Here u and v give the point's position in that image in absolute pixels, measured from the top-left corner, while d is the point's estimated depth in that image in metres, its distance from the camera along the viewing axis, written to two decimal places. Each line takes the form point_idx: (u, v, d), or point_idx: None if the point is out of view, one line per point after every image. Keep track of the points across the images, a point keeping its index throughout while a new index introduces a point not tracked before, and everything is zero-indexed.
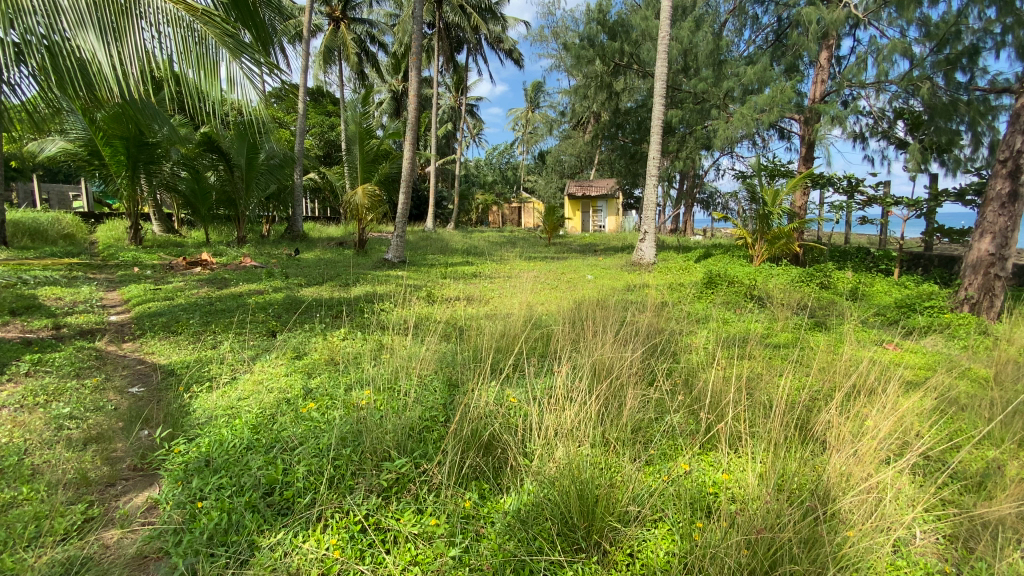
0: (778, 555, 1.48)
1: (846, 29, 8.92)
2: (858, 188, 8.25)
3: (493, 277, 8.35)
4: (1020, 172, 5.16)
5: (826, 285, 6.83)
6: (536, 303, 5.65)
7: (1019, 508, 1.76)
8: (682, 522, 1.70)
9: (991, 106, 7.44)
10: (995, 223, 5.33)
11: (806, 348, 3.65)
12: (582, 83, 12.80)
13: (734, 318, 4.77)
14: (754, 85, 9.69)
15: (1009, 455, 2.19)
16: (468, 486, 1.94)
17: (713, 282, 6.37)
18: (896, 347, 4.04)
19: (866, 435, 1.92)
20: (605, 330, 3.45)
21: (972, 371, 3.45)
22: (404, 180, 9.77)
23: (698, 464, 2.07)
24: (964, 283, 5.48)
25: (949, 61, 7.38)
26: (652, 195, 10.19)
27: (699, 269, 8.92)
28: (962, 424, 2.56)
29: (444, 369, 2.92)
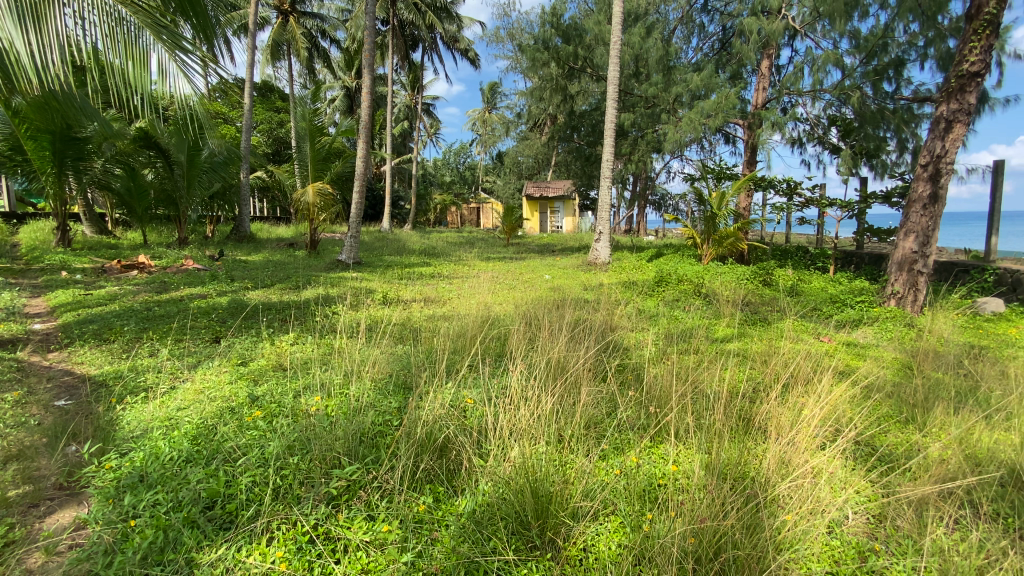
0: (721, 542, 1.54)
1: (785, 39, 9.42)
2: (796, 190, 8.73)
3: (450, 277, 8.30)
4: (940, 175, 5.56)
5: (769, 282, 7.19)
6: (493, 303, 5.67)
7: (939, 487, 1.89)
8: (632, 513, 1.74)
9: (914, 115, 8.07)
10: (918, 223, 5.74)
11: (751, 342, 3.83)
12: (538, 85, 12.91)
13: (682, 314, 4.96)
14: (700, 91, 10.07)
15: (929, 436, 2.37)
16: (422, 489, 1.90)
17: (663, 281, 6.59)
18: (831, 339, 4.32)
19: (803, 424, 2.04)
20: (559, 329, 3.50)
21: (897, 360, 3.72)
22: (357, 179, 9.54)
23: (649, 457, 2.13)
24: (891, 280, 5.91)
25: (877, 72, 7.98)
26: (607, 196, 10.41)
27: (651, 268, 9.20)
28: (889, 410, 2.75)
29: (398, 372, 2.88)
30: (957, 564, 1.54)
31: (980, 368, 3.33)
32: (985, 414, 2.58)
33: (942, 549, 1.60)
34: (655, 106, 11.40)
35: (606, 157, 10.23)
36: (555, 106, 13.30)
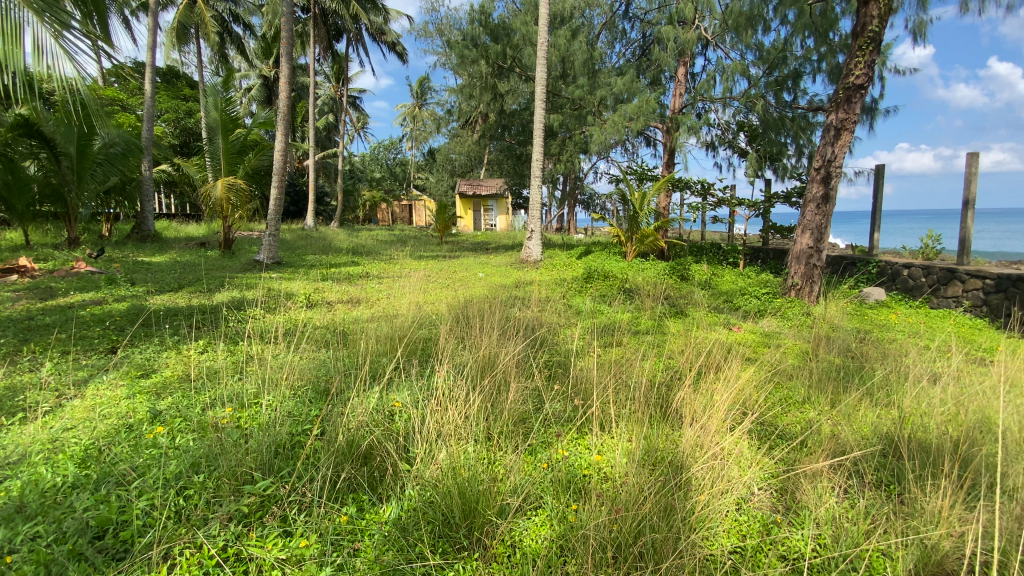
0: (640, 526, 1.60)
1: (698, 49, 10.03)
2: (709, 190, 9.33)
3: (380, 277, 8.07)
4: (830, 177, 6.16)
5: (687, 277, 7.63)
6: (423, 302, 5.59)
7: (831, 460, 2.09)
8: (558, 506, 1.77)
9: (809, 123, 8.89)
10: (813, 221, 6.33)
11: (670, 333, 4.04)
12: (467, 82, 12.85)
13: (608, 309, 5.16)
14: (624, 95, 10.51)
15: (822, 414, 2.62)
16: (344, 500, 1.82)
17: (590, 277, 6.81)
18: (740, 329, 4.68)
19: (714, 410, 2.18)
20: (489, 327, 3.50)
21: (796, 346, 4.10)
22: (275, 174, 8.99)
23: (575, 449, 2.19)
24: (791, 273, 6.50)
25: (778, 83, 8.71)
26: (538, 194, 10.58)
27: (581, 265, 9.47)
28: (789, 391, 3.02)
29: (319, 377, 2.74)
30: (845, 530, 1.70)
31: (864, 350, 3.72)
32: (868, 392, 2.88)
33: (833, 517, 1.76)
34: (581, 108, 11.73)
35: (535, 156, 10.39)
36: (485, 104, 13.29)
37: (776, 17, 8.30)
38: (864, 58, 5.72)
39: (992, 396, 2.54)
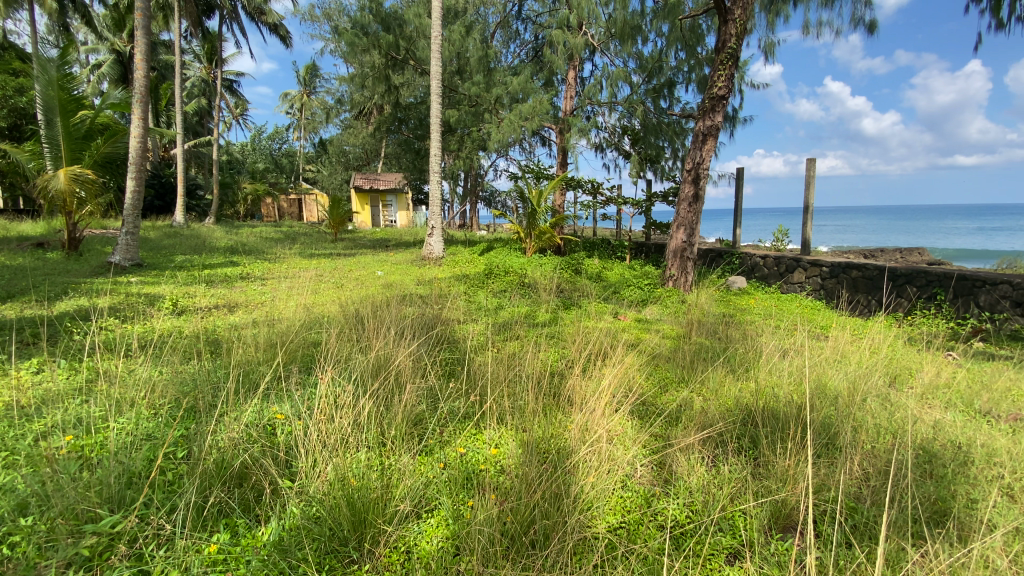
0: (532, 516, 1.64)
1: (586, 54, 10.54)
2: (598, 189, 9.88)
3: (265, 278, 7.46)
4: (699, 179, 6.81)
5: (580, 271, 8.03)
6: (314, 304, 5.26)
7: (701, 433, 2.30)
8: (453, 505, 1.76)
9: (682, 128, 9.77)
10: (686, 218, 6.97)
11: (564, 325, 4.20)
12: (359, 72, 12.28)
13: (506, 303, 5.26)
14: (519, 94, 10.74)
15: (694, 391, 2.90)
16: (214, 527, 1.65)
17: (490, 273, 6.89)
18: (627, 317, 5.04)
19: (600, 397, 2.30)
20: (383, 326, 3.39)
21: (674, 331, 4.51)
22: (132, 164, 7.85)
23: (472, 445, 2.19)
24: (669, 265, 7.11)
25: (655, 90, 9.46)
26: (437, 190, 10.43)
27: (482, 261, 9.55)
28: (667, 372, 3.31)
29: (186, 393, 2.45)
30: (712, 495, 1.88)
31: (730, 332, 4.18)
32: (733, 369, 3.23)
33: (703, 485, 1.93)
34: (477, 105, 11.77)
35: (433, 151, 10.21)
36: (379, 96, 12.80)
37: (653, 29, 8.99)
38: (726, 71, 6.38)
39: (824, 365, 2.99)
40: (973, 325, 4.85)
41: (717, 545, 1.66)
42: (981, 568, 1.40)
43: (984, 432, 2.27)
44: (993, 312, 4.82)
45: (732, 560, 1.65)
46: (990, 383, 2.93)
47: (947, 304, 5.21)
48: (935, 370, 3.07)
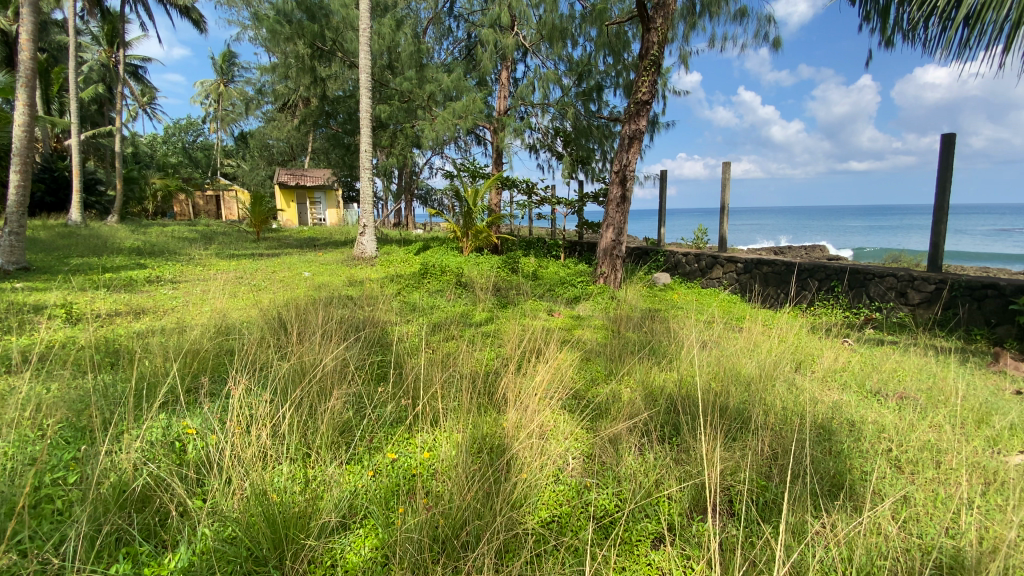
0: (464, 518, 1.62)
1: (518, 55, 10.63)
2: (533, 189, 10.01)
3: (179, 281, 6.88)
4: (626, 180, 7.07)
5: (516, 269, 8.10)
6: (234, 308, 4.93)
7: (629, 423, 2.38)
8: (383, 514, 1.71)
9: (611, 131, 10.11)
10: (615, 218, 7.21)
11: (500, 323, 4.22)
12: (282, 62, 11.61)
13: (441, 303, 5.20)
14: (452, 92, 10.64)
15: (623, 384, 3.00)
16: (113, 558, 1.49)
17: (426, 273, 6.79)
18: (560, 314, 5.16)
19: (533, 395, 2.33)
20: (307, 330, 3.22)
21: (604, 326, 4.67)
22: (13, 155, 6.93)
23: (404, 449, 2.14)
24: (600, 263, 7.34)
25: (585, 93, 9.71)
26: (369, 187, 10.11)
27: (417, 261, 9.36)
28: (598, 366, 3.41)
29: (78, 411, 2.20)
30: (640, 482, 1.94)
31: (656, 325, 4.38)
32: (660, 360, 3.38)
33: (631, 473, 2.00)
34: (410, 102, 11.54)
35: (363, 147, 9.87)
36: (304, 88, 12.18)
37: (582, 33, 9.23)
38: (649, 77, 6.67)
39: (740, 355, 3.21)
40: (865, 314, 5.39)
41: (643, 532, 1.72)
42: (874, 534, 1.55)
43: (874, 410, 2.53)
44: (881, 302, 5.38)
45: (657, 543, 1.71)
46: (879, 366, 3.27)
47: (843, 295, 5.77)
48: (833, 356, 3.39)
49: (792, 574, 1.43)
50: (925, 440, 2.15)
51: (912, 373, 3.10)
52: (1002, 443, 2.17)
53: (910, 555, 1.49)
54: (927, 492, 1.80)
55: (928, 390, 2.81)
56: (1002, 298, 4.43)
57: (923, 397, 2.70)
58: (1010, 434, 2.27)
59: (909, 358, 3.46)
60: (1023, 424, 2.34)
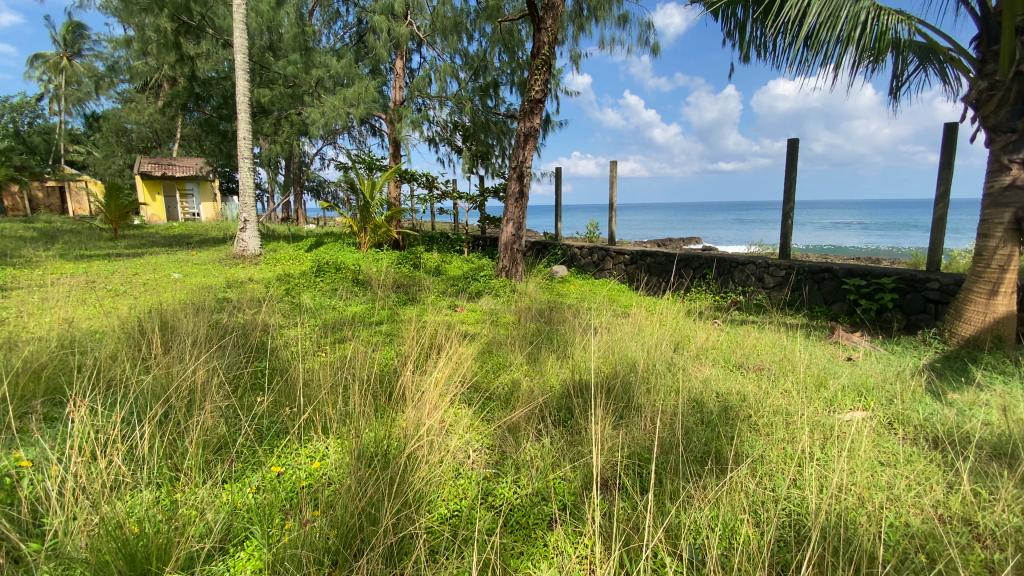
0: (358, 524, 1.54)
1: (413, 45, 10.35)
2: (432, 183, 9.83)
3: (11, 287, 5.77)
4: (523, 177, 7.20)
5: (417, 265, 7.93)
6: (85, 317, 4.24)
7: (527, 412, 2.43)
8: (268, 531, 1.58)
9: (508, 127, 10.23)
10: (514, 213, 7.31)
11: (400, 321, 4.10)
12: (138, 35, 10.15)
13: (335, 301, 4.92)
14: (343, 80, 10.09)
15: (524, 373, 3.06)
16: None
17: (320, 270, 6.39)
18: (462, 308, 5.13)
19: (431, 390, 2.28)
20: (174, 339, 2.87)
21: (506, 318, 4.74)
22: None
23: (291, 461, 1.99)
24: (501, 257, 7.42)
25: (482, 89, 9.73)
26: (249, 179, 9.25)
27: (308, 258, 8.80)
28: (498, 356, 3.45)
29: None
30: (537, 466, 1.99)
31: (554, 315, 4.55)
32: (557, 348, 3.51)
33: (529, 459, 2.04)
34: (295, 88, 10.73)
35: (241, 134, 8.99)
36: (168, 66, 10.79)
37: (476, 28, 9.23)
38: (541, 76, 6.84)
39: (628, 340, 3.44)
40: (732, 297, 6.05)
41: (541, 513, 1.76)
42: (736, 492, 1.73)
43: (739, 381, 2.85)
44: (744, 287, 6.07)
45: (554, 524, 1.76)
46: (741, 342, 3.70)
47: (714, 282, 6.43)
48: (706, 337, 3.76)
49: (670, 536, 1.57)
50: (777, 405, 2.47)
51: (767, 347, 3.54)
52: (836, 402, 2.56)
53: (765, 507, 1.69)
54: (779, 450, 2.06)
55: (780, 361, 3.24)
56: (834, 279, 5.18)
57: (776, 367, 3.11)
58: (842, 394, 2.69)
59: (766, 335, 3.95)
60: (851, 384, 2.78)
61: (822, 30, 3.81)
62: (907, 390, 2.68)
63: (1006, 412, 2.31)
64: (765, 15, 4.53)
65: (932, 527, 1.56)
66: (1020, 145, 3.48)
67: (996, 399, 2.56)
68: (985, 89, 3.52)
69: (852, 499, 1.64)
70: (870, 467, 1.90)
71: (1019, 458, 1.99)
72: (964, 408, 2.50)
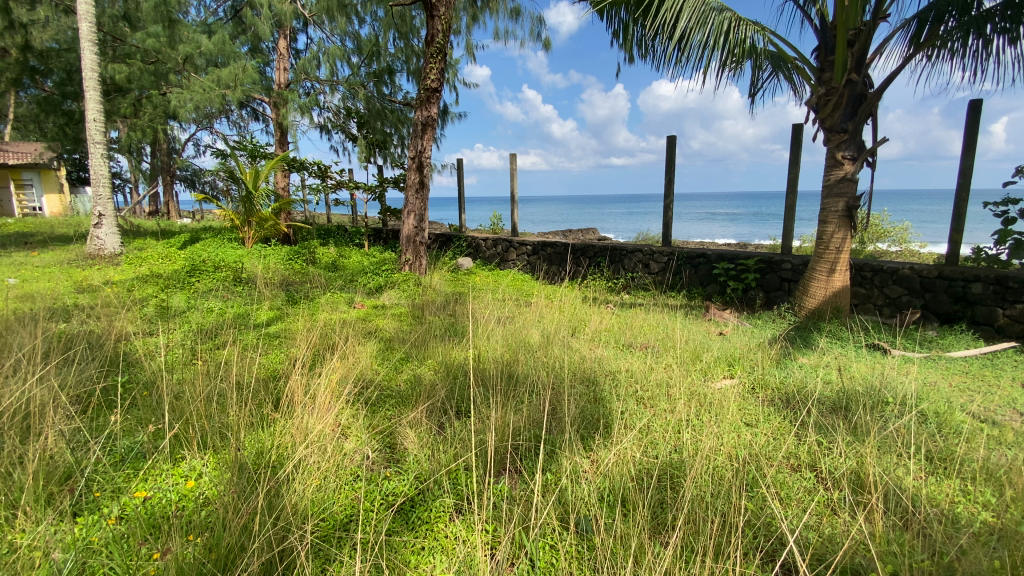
0: (243, 541, 1.41)
1: (298, 25, 9.61)
2: (326, 172, 9.25)
3: None
4: (423, 167, 7.02)
5: (311, 260, 7.45)
6: None
7: (428, 407, 2.37)
8: (132, 563, 1.39)
9: (405, 116, 9.91)
10: (415, 204, 7.11)
11: (290, 321, 3.82)
12: None
13: (216, 302, 4.47)
14: (216, 58, 9.08)
15: (426, 367, 3.00)
16: None
17: (196, 270, 5.75)
18: (362, 304, 4.92)
19: (320, 394, 2.15)
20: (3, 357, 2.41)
21: (408, 312, 4.62)
22: None
23: (160, 482, 1.77)
24: (402, 250, 7.19)
25: (376, 75, 9.31)
26: (103, 167, 8.02)
27: (182, 256, 7.87)
28: (399, 349, 3.34)
29: None
30: (436, 459, 1.96)
31: (457, 308, 4.51)
32: (460, 340, 3.49)
33: (428, 453, 2.00)
34: (158, 64, 9.49)
35: (91, 115, 7.75)
36: None
37: (367, 11, 8.79)
38: (436, 64, 6.68)
39: (529, 327, 3.52)
40: (623, 282, 6.44)
41: (442, 505, 1.74)
42: (625, 462, 1.85)
43: (627, 359, 3.05)
44: (634, 273, 6.49)
45: (456, 514, 1.73)
46: (630, 323, 3.96)
47: (608, 269, 6.79)
48: (600, 321, 3.96)
49: (565, 511, 1.65)
50: (659, 378, 2.68)
51: (652, 327, 3.82)
52: (710, 372, 2.85)
53: (649, 473, 1.82)
54: (662, 419, 2.23)
55: (663, 338, 3.51)
56: (708, 263, 5.73)
57: (660, 344, 3.37)
58: (715, 364, 2.99)
59: (652, 315, 4.25)
60: (721, 356, 3.10)
61: (694, 32, 4.14)
62: (766, 357, 3.05)
63: (841, 370, 2.72)
64: (644, 16, 4.81)
65: (785, 477, 1.80)
66: (849, 144, 4.08)
67: (833, 361, 3.01)
68: (823, 94, 4.07)
69: (721, 459, 1.82)
70: (735, 427, 2.14)
71: (851, 409, 2.36)
72: (809, 369, 2.92)
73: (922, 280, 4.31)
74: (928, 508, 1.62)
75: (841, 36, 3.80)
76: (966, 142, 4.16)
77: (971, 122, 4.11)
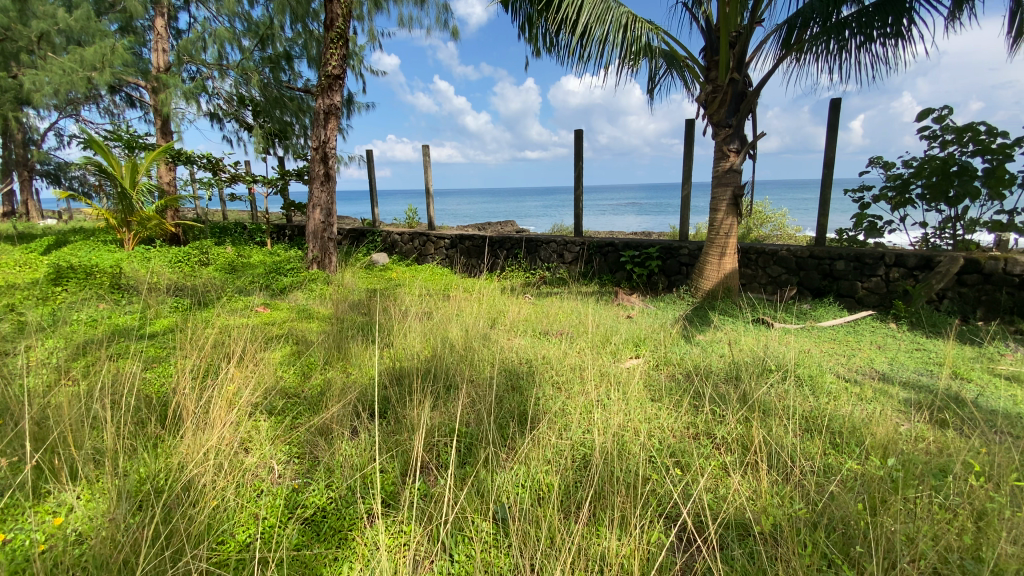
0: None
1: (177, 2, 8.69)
2: (219, 165, 8.49)
3: None
4: (328, 158, 6.67)
5: (205, 262, 6.81)
6: None
7: (340, 411, 2.27)
8: None
9: (306, 105, 9.34)
10: (321, 198, 6.74)
11: (183, 328, 3.48)
12: None
13: (89, 313, 3.94)
14: (78, 35, 7.98)
15: (337, 369, 2.87)
16: None
17: (61, 277, 5.03)
18: (265, 308, 4.58)
19: (215, 408, 1.98)
20: None
21: (318, 313, 4.38)
22: None
23: (19, 523, 1.54)
24: (309, 247, 6.80)
25: (272, 60, 8.67)
26: None
27: (44, 262, 6.86)
28: (308, 352, 3.17)
29: None
30: (349, 465, 1.88)
31: (371, 306, 4.36)
32: (375, 339, 3.38)
33: (341, 459, 1.92)
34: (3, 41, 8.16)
35: None
36: None
37: None
38: (337, 51, 6.34)
39: (446, 322, 3.48)
40: (539, 273, 6.57)
41: (355, 511, 1.68)
42: (540, 447, 1.90)
43: (543, 346, 3.12)
44: (549, 263, 6.65)
45: (371, 519, 1.67)
46: (547, 312, 4.05)
47: (524, 260, 6.89)
48: (518, 312, 4.00)
49: (481, 502, 1.65)
50: (573, 363, 2.78)
51: (567, 314, 3.93)
52: (619, 353, 3.00)
53: (563, 455, 1.87)
54: (576, 402, 2.32)
55: (576, 324, 3.64)
56: (616, 251, 6.02)
57: (574, 330, 3.48)
58: (625, 347, 3.15)
59: (566, 303, 4.39)
60: (629, 338, 3.27)
61: (594, 28, 4.29)
62: (669, 337, 3.26)
63: (732, 344, 2.99)
64: (547, 10, 4.91)
65: (685, 445, 1.95)
66: (733, 138, 4.45)
67: (725, 336, 3.31)
68: (710, 91, 4.40)
69: (627, 434, 1.93)
70: (641, 403, 2.28)
71: (741, 378, 2.60)
72: (705, 345, 3.18)
73: (797, 259, 4.83)
74: (803, 463, 1.82)
75: (724, 37, 4.12)
76: (829, 136, 4.70)
77: (833, 119, 4.65)
